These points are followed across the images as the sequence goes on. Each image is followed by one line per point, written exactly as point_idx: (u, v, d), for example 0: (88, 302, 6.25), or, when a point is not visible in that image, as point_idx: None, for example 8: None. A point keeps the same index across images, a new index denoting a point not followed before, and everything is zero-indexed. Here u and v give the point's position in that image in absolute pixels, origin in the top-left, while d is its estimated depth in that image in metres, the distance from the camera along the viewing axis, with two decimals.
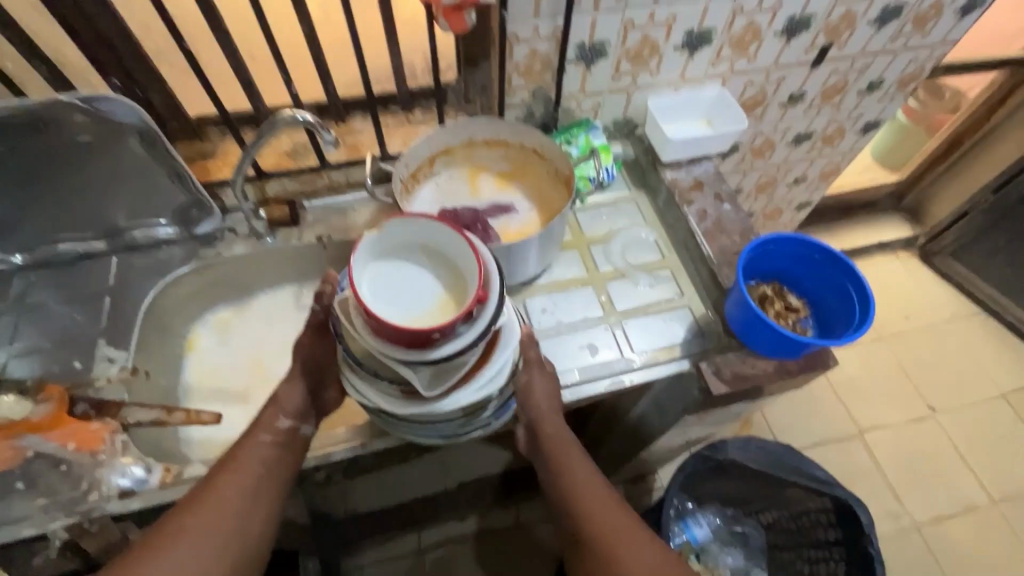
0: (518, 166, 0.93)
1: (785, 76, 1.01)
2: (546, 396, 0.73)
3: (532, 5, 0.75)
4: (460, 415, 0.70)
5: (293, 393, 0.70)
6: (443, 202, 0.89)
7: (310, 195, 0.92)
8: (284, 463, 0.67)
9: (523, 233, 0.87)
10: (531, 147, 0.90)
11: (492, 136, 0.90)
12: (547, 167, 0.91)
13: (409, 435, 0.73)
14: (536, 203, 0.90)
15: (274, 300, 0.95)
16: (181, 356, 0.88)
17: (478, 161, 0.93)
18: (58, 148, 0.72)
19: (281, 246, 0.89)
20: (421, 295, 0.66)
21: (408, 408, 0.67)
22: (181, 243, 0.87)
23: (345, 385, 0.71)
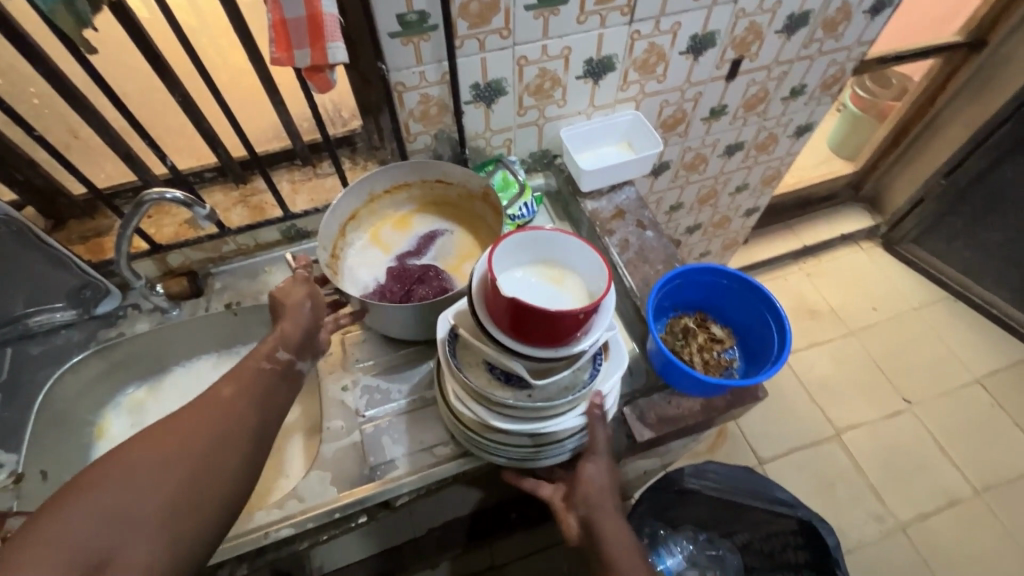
0: (429, 202, 0.89)
1: (701, 92, 0.98)
2: (603, 493, 0.65)
3: (412, 53, 0.72)
4: (531, 444, 0.66)
5: (289, 331, 0.63)
6: (374, 269, 0.83)
7: (216, 261, 0.89)
8: (276, 395, 0.58)
9: (467, 256, 0.85)
10: (434, 180, 0.85)
11: (391, 184, 0.84)
12: (457, 192, 0.87)
13: (509, 458, 0.68)
14: (469, 235, 0.87)
15: (191, 373, 0.91)
16: (90, 447, 0.84)
17: (386, 213, 0.87)
18: None
19: (187, 318, 0.85)
20: (549, 289, 0.62)
21: (548, 421, 0.63)
22: (80, 326, 0.83)
23: (474, 416, 0.64)
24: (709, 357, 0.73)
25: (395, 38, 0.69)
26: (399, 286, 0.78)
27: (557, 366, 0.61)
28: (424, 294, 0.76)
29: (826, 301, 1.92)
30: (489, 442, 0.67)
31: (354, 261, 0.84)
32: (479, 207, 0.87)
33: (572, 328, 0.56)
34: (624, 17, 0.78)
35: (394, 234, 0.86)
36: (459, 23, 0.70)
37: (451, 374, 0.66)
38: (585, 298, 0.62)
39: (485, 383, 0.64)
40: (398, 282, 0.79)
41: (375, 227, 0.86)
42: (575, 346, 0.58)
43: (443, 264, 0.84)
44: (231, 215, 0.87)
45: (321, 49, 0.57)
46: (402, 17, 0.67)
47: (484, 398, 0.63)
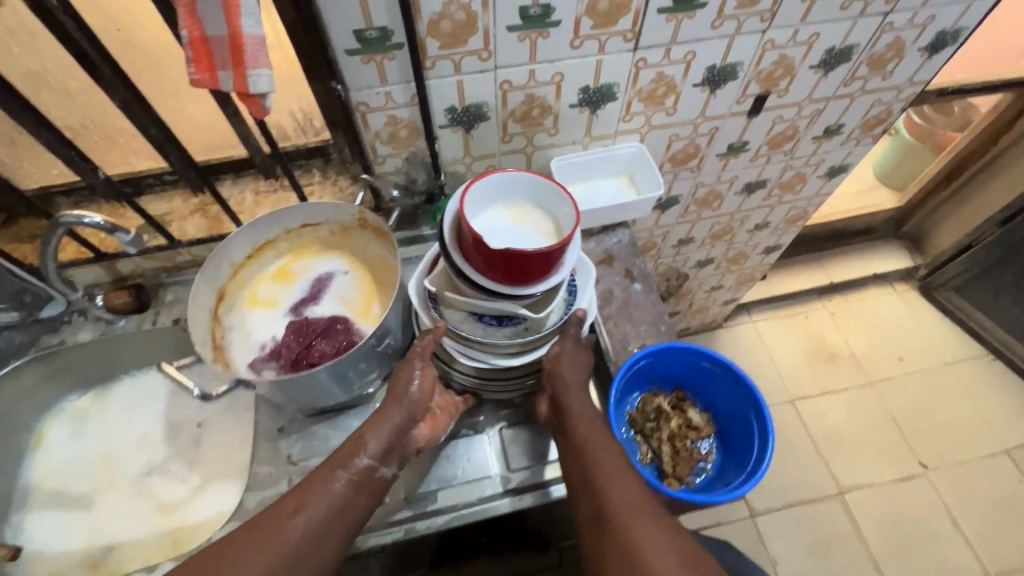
0: (305, 249, 0.80)
1: (718, 126, 0.86)
2: (574, 373, 0.65)
3: (375, 73, 0.63)
4: (495, 379, 0.70)
5: (376, 442, 0.61)
6: (264, 339, 0.73)
7: (171, 271, 0.83)
8: (354, 508, 0.58)
9: (360, 293, 0.77)
10: (298, 224, 0.77)
11: (250, 245, 0.75)
12: (330, 228, 0.79)
13: (477, 391, 0.73)
14: (364, 268, 0.79)
15: (140, 384, 0.86)
16: (26, 454, 0.81)
17: (254, 276, 0.78)
18: None
19: (133, 331, 0.80)
20: (519, 230, 0.62)
21: (531, 351, 0.67)
22: (23, 328, 0.78)
23: (467, 359, 0.68)
24: (681, 447, 0.66)
25: (354, 56, 0.61)
26: (298, 343, 0.70)
27: (546, 292, 0.65)
28: (323, 353, 0.69)
29: (848, 346, 1.77)
30: (493, 381, 0.71)
31: (237, 339, 0.73)
32: (359, 234, 0.80)
33: (558, 254, 0.58)
34: (628, 43, 0.68)
35: (277, 286, 0.78)
36: (430, 43, 0.61)
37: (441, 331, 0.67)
38: (553, 225, 0.63)
39: (479, 332, 0.65)
40: (297, 338, 0.71)
41: (256, 283, 0.78)
42: (560, 272, 0.60)
43: (343, 309, 0.76)
44: (188, 225, 0.81)
45: (242, 75, 0.49)
46: (360, 33, 0.59)
47: (472, 341, 0.66)
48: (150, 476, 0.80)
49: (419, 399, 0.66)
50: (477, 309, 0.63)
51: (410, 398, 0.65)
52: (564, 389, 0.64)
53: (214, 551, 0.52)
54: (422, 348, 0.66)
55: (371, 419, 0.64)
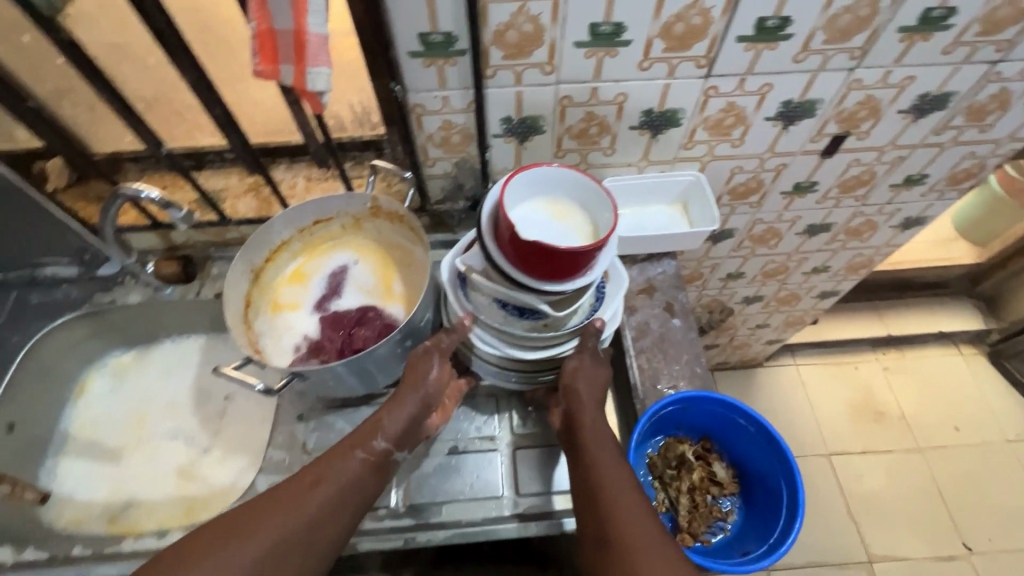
0: (318, 246, 0.81)
1: (786, 164, 0.81)
2: (592, 392, 0.63)
3: (435, 76, 0.62)
4: (509, 369, 0.69)
5: (394, 425, 0.61)
6: (297, 340, 0.74)
7: (219, 246, 0.86)
8: (367, 488, 0.59)
9: (378, 278, 0.79)
10: (310, 223, 0.78)
11: (266, 248, 0.76)
12: (338, 223, 0.80)
13: (490, 377, 0.72)
14: (381, 252, 0.80)
15: (178, 349, 0.89)
16: (67, 402, 0.85)
17: (270, 278, 0.79)
18: None
19: (177, 299, 0.83)
20: (557, 226, 0.60)
21: (549, 350, 0.66)
22: (79, 283, 0.83)
23: (484, 344, 0.67)
24: (700, 502, 0.65)
25: (416, 58, 0.60)
26: (338, 336, 0.72)
27: (576, 291, 0.62)
28: (357, 342, 0.71)
29: (899, 406, 1.65)
30: (509, 371, 0.70)
31: (273, 341, 0.74)
32: (369, 224, 0.81)
33: (589, 255, 0.56)
34: (700, 70, 0.64)
35: (296, 287, 0.79)
36: (493, 52, 0.60)
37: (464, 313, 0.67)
38: (591, 222, 0.60)
39: (500, 319, 0.64)
40: (334, 334, 0.72)
41: (276, 287, 0.79)
42: (591, 273, 0.59)
43: (367, 295, 0.77)
44: (240, 204, 0.83)
45: (302, 72, 0.49)
46: (425, 36, 0.58)
47: (492, 327, 0.65)
48: (175, 440, 0.83)
49: (437, 388, 0.65)
50: (499, 298, 0.62)
51: (427, 387, 0.64)
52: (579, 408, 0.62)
53: (232, 514, 0.54)
54: (445, 345, 0.66)
55: (389, 402, 0.63)
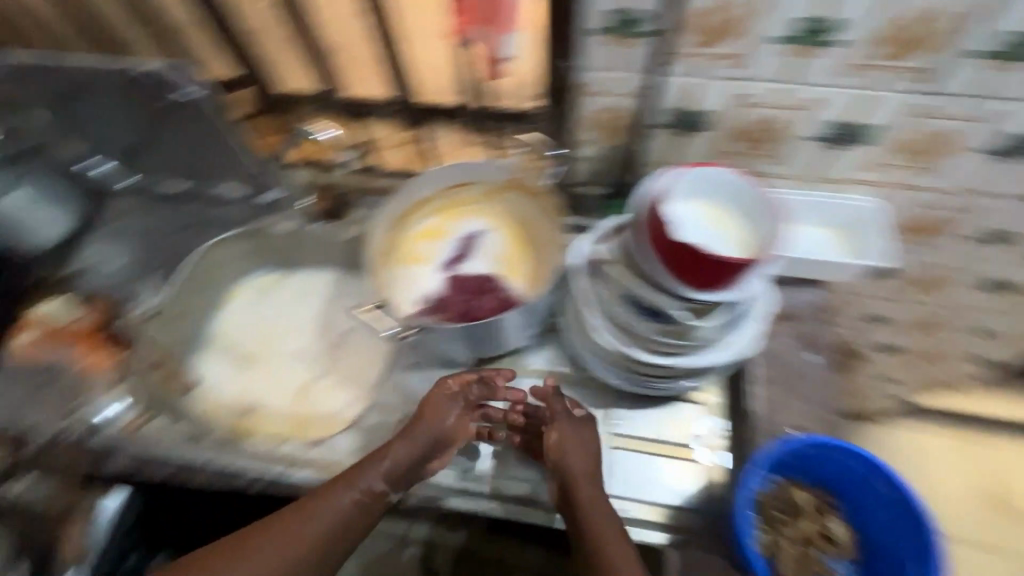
0: (453, 207, 0.83)
1: (984, 205, 0.70)
2: (580, 453, 0.67)
3: (611, 55, 0.61)
4: (622, 367, 0.68)
5: (399, 458, 0.67)
6: (422, 294, 0.78)
7: (364, 191, 0.91)
8: (361, 524, 0.64)
9: (504, 251, 0.82)
10: (454, 182, 0.81)
11: (409, 200, 0.80)
12: (479, 189, 0.82)
13: (598, 373, 0.71)
14: (511, 226, 0.83)
15: (310, 279, 0.98)
16: (215, 307, 0.95)
17: (406, 229, 0.82)
18: (147, 104, 0.80)
19: (320, 234, 0.92)
20: (711, 232, 0.57)
21: (669, 359, 0.63)
22: (242, 205, 0.94)
23: (601, 338, 0.66)
24: (808, 555, 0.63)
25: (599, 36, 0.59)
26: (462, 298, 0.75)
27: (715, 303, 0.58)
28: (485, 308, 0.74)
29: None
30: (623, 370, 0.68)
31: (401, 290, 0.78)
32: (506, 197, 0.83)
33: (745, 269, 0.53)
34: (909, 83, 0.58)
35: (428, 243, 0.82)
36: (681, 37, 0.58)
37: (590, 302, 0.66)
38: (750, 234, 0.57)
39: (627, 317, 0.63)
40: (459, 295, 0.75)
41: (411, 241, 0.81)
42: (739, 289, 0.56)
43: (494, 266, 0.81)
44: (390, 156, 0.89)
45: None
46: (615, 14, 0.57)
47: (617, 321, 0.64)
48: (299, 359, 0.92)
49: (444, 433, 0.70)
50: (631, 292, 0.60)
51: (439, 430, 0.70)
52: (567, 470, 0.66)
53: (239, 536, 0.59)
54: (470, 396, 0.73)
55: (394, 440, 0.68)
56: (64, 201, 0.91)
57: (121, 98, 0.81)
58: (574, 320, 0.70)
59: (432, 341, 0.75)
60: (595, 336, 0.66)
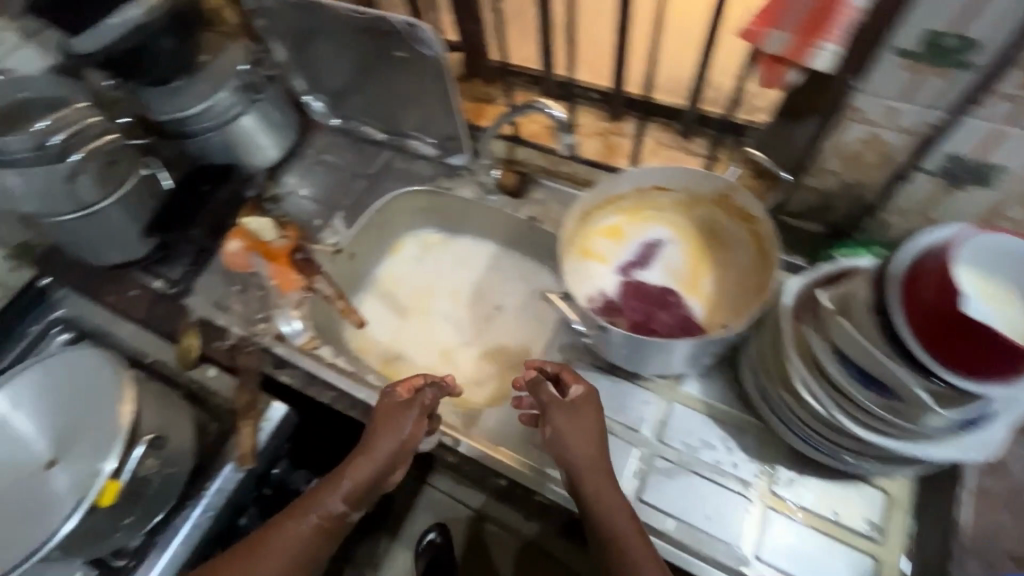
0: (642, 210, 0.80)
1: None
2: (583, 442, 0.62)
3: (907, 82, 0.54)
4: (812, 428, 0.61)
5: (362, 475, 0.65)
6: (597, 292, 0.75)
7: (547, 174, 0.91)
8: (321, 549, 0.63)
9: (687, 267, 0.77)
10: (654, 186, 0.77)
11: (604, 195, 0.77)
12: (676, 198, 0.78)
13: (776, 424, 0.65)
14: (699, 243, 0.78)
15: (473, 248, 1.01)
16: (384, 254, 1.01)
17: (591, 223, 0.79)
18: (381, 53, 0.86)
19: (497, 207, 0.92)
20: (1000, 313, 0.46)
21: (879, 437, 0.56)
22: (434, 163, 0.98)
23: (800, 389, 0.59)
24: None
25: (902, 58, 0.53)
26: (640, 307, 0.72)
27: (970, 396, 0.49)
28: (665, 325, 0.70)
29: None
30: (813, 433, 0.61)
31: (579, 283, 0.75)
32: (702, 212, 0.78)
33: None
34: None
35: (608, 243, 0.79)
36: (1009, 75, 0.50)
37: (798, 347, 0.60)
38: None
39: (844, 377, 0.55)
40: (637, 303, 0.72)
41: (592, 237, 0.79)
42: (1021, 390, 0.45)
43: (672, 281, 0.77)
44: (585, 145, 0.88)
45: (806, 44, 0.55)
46: (937, 36, 0.50)
47: (825, 377, 0.57)
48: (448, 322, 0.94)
49: (404, 446, 0.68)
50: (854, 358, 0.53)
51: (398, 442, 0.67)
52: (570, 462, 0.62)
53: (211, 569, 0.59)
54: (423, 400, 0.70)
55: (351, 455, 0.66)
56: (280, 131, 0.99)
57: (360, 43, 0.87)
58: (763, 359, 0.64)
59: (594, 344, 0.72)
60: (793, 385, 0.60)
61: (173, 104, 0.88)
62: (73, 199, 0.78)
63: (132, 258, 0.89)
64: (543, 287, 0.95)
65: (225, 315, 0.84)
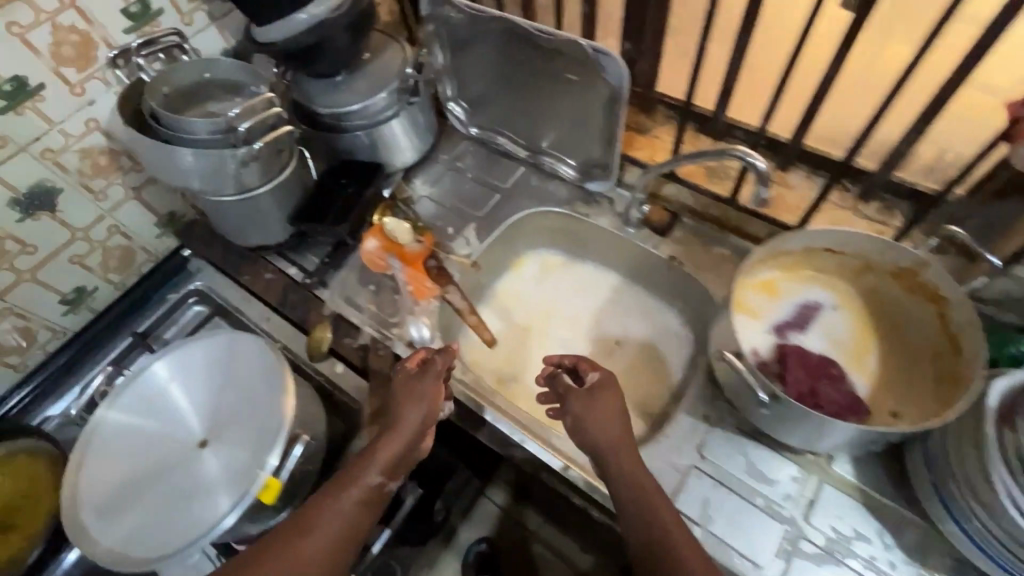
0: (802, 267, 0.76)
1: None
2: (604, 422, 0.64)
3: None
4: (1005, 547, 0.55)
5: (396, 449, 0.64)
6: (753, 349, 0.71)
7: (694, 215, 0.87)
8: (366, 521, 0.60)
9: (847, 336, 0.73)
10: (825, 247, 0.72)
11: (773, 250, 0.73)
12: (847, 262, 0.73)
13: (953, 532, 0.59)
14: (863, 313, 0.74)
15: (596, 277, 0.98)
16: (505, 269, 1.00)
17: (750, 273, 0.74)
18: (552, 70, 0.86)
19: (635, 241, 0.89)
20: None
21: None
22: (570, 187, 0.96)
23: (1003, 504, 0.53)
24: None
25: None
26: (806, 375, 0.66)
27: None
28: (833, 402, 0.64)
29: None
30: (1004, 553, 0.55)
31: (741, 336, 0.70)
32: (872, 281, 0.73)
33: None
34: None
35: (763, 297, 0.75)
36: None
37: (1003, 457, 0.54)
38: None
39: None
40: (803, 370, 0.67)
41: (748, 290, 0.74)
42: None
43: (831, 348, 0.72)
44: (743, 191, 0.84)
45: None
46: None
47: None
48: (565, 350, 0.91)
49: (429, 415, 0.67)
50: None
51: (424, 416, 0.67)
52: (593, 445, 0.64)
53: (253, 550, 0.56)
54: (436, 367, 0.70)
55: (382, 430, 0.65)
56: (422, 135, 0.99)
57: (531, 59, 0.88)
58: (947, 459, 0.59)
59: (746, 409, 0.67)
60: (993, 498, 0.54)
61: (334, 100, 0.89)
62: (237, 182, 0.79)
63: (271, 243, 0.91)
64: (666, 329, 0.91)
65: (356, 312, 0.85)
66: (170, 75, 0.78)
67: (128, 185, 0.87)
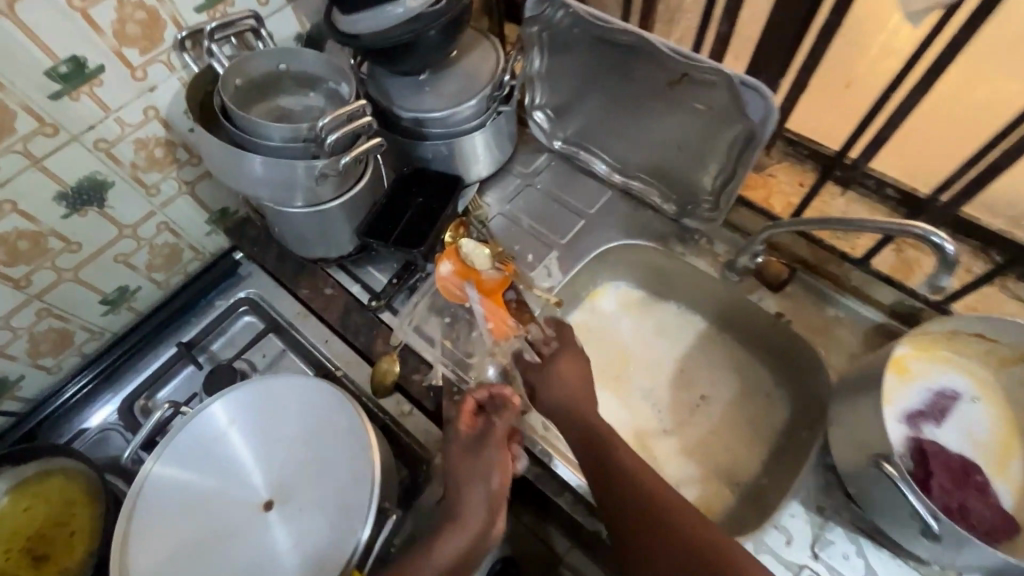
0: (938, 347, 0.67)
1: None
2: (563, 386, 0.72)
3: None
4: None
5: (463, 542, 0.59)
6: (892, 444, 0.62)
7: (808, 270, 0.79)
8: None
9: (987, 434, 0.65)
10: (977, 333, 0.64)
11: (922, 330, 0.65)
12: (995, 349, 0.65)
13: None
14: (1004, 408, 0.66)
15: (679, 319, 0.89)
16: (580, 300, 0.90)
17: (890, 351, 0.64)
18: (671, 94, 0.77)
19: (737, 291, 0.80)
20: None
21: None
22: (664, 220, 0.87)
23: None
24: None
25: None
26: (952, 483, 0.59)
27: None
28: (984, 520, 0.57)
29: None
30: None
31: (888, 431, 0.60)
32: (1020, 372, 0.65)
33: None
34: None
35: (894, 379, 0.65)
36: None
37: None
38: None
39: None
40: (950, 480, 0.59)
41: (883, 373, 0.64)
42: None
43: (969, 447, 0.64)
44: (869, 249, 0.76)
45: None
46: None
47: None
48: (646, 402, 0.83)
49: (494, 493, 0.62)
50: None
51: (487, 491, 0.62)
52: (556, 409, 0.71)
53: None
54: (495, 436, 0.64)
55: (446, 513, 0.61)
56: (503, 145, 0.88)
57: (647, 79, 0.78)
58: None
59: (875, 514, 0.60)
60: None
61: (416, 102, 0.79)
62: (311, 195, 0.70)
63: (332, 255, 0.82)
64: (756, 391, 0.82)
65: (427, 345, 0.76)
66: (246, 65, 0.68)
67: (182, 180, 0.78)
